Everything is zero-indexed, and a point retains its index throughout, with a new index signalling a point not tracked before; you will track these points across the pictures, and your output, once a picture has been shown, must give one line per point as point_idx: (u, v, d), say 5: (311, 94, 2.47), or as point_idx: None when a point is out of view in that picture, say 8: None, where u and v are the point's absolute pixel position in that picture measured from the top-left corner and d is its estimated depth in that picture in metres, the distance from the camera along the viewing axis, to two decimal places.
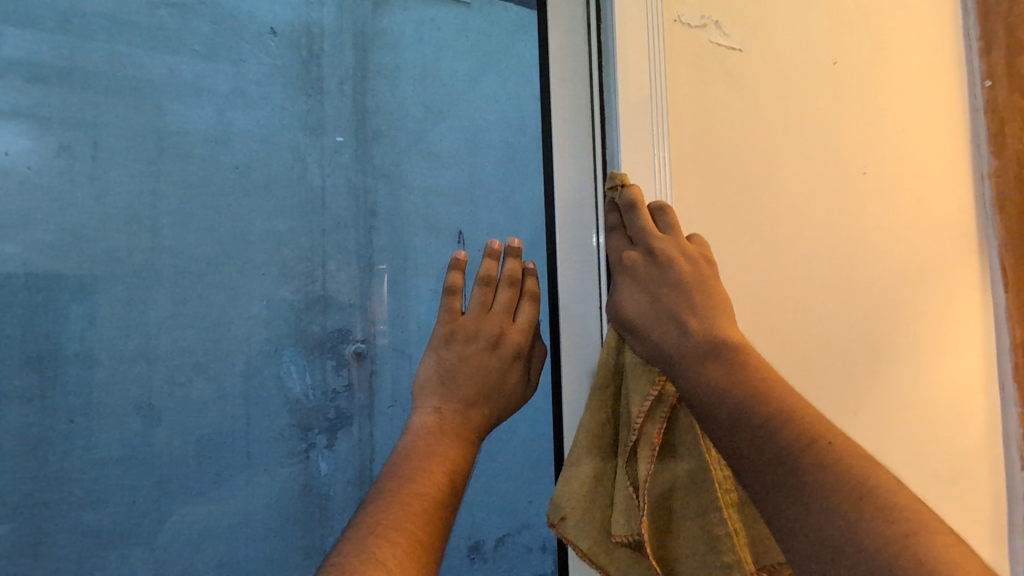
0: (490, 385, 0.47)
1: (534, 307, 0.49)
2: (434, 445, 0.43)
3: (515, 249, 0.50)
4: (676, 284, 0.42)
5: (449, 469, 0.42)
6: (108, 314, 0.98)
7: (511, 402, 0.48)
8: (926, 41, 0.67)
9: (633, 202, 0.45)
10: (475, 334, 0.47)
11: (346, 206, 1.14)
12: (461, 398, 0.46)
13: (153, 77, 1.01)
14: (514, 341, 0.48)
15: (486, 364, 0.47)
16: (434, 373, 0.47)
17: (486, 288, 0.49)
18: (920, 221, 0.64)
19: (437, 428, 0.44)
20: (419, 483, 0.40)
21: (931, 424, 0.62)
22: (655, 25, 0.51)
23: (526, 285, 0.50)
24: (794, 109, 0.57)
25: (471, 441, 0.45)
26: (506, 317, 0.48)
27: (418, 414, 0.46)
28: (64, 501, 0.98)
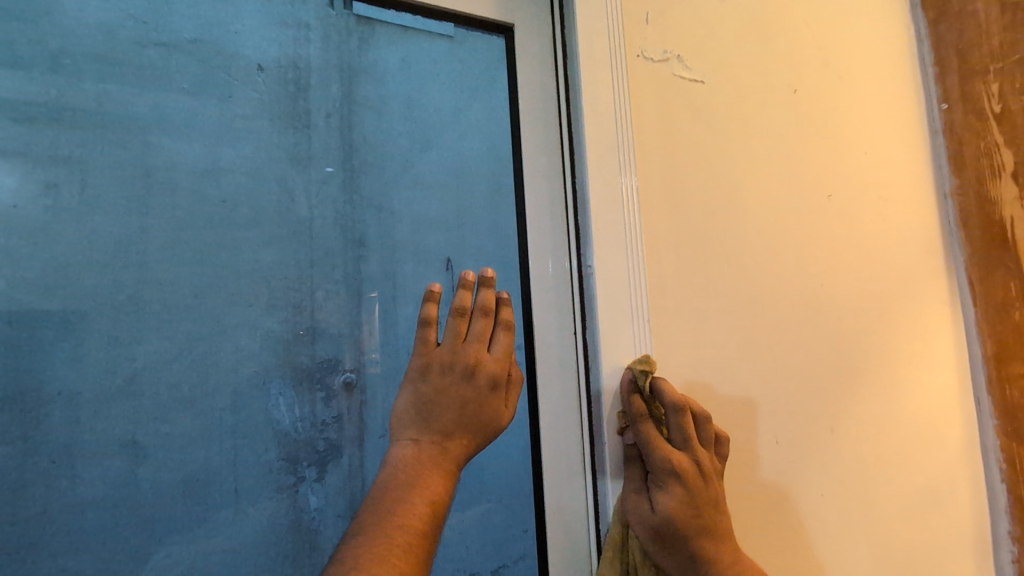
0: (467, 414, 0.50)
1: (507, 336, 0.53)
2: (415, 479, 0.47)
3: (488, 279, 0.53)
4: (710, 494, 0.48)
5: (430, 502, 0.46)
6: (94, 350, 0.96)
7: (488, 431, 0.51)
8: (880, 69, 0.71)
9: (676, 404, 0.48)
10: (450, 365, 0.51)
11: (334, 236, 1.16)
12: (439, 429, 0.49)
13: (141, 115, 1.03)
14: (489, 370, 0.52)
15: (462, 394, 0.50)
16: (411, 405, 0.50)
17: (461, 320, 0.52)
18: (887, 240, 0.66)
19: (418, 459, 0.48)
20: (403, 515, 0.44)
21: (909, 443, 0.63)
22: (618, 59, 0.53)
23: (500, 314, 0.54)
24: (759, 137, 0.60)
25: (451, 472, 0.49)
26: (480, 347, 0.52)
27: (397, 447, 0.49)
28: (42, 548, 0.93)
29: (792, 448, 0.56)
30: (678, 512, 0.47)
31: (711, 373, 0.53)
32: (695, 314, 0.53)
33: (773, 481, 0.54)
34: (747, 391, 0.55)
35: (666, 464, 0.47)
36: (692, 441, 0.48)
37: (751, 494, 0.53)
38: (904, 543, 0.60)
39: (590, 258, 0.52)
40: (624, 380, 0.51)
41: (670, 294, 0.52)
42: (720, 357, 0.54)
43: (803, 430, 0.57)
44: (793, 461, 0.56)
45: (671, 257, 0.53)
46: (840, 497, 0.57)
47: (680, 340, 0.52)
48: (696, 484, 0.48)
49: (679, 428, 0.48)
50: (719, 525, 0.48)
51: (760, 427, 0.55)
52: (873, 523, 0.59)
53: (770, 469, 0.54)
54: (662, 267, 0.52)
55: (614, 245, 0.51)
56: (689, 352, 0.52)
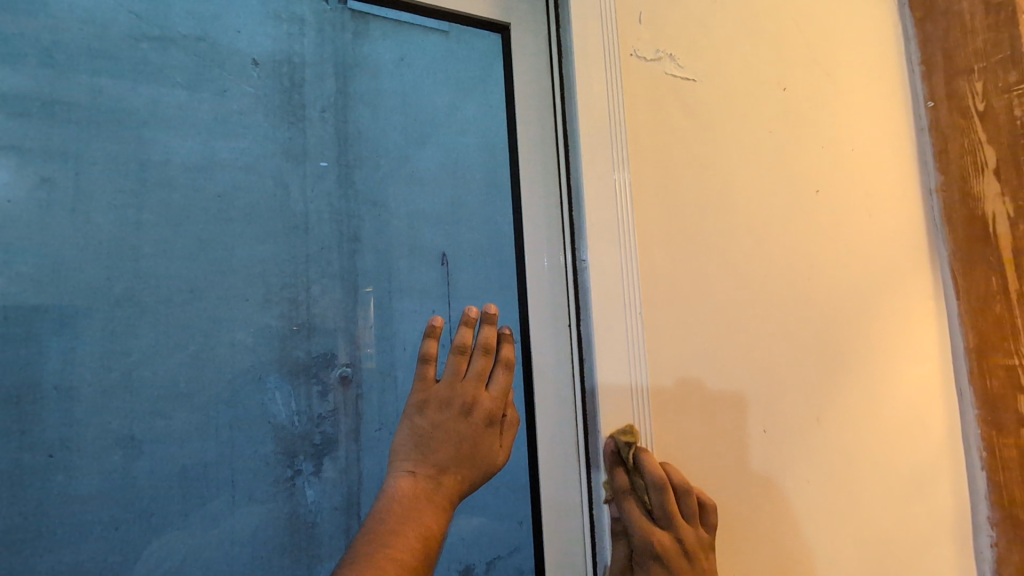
0: (463, 450, 0.52)
1: (505, 375, 0.55)
2: (410, 511, 0.47)
3: (491, 315, 0.54)
4: (694, 572, 0.48)
5: (424, 535, 0.46)
6: (89, 345, 0.96)
7: (482, 469, 0.52)
8: (869, 68, 0.72)
9: (658, 485, 0.47)
10: (448, 401, 0.52)
11: (329, 231, 1.17)
12: (435, 463, 0.50)
13: (135, 109, 1.02)
14: (486, 407, 0.53)
15: (458, 430, 0.52)
16: (409, 439, 0.52)
17: (461, 356, 0.54)
18: (874, 234, 0.68)
19: (414, 493, 0.49)
20: (396, 547, 0.44)
21: (893, 431, 0.65)
22: (611, 58, 0.54)
23: (500, 353, 0.55)
24: (749, 134, 0.61)
25: (444, 508, 0.49)
26: (477, 384, 0.53)
27: (394, 478, 0.50)
28: (40, 540, 0.94)
29: (778, 437, 0.57)
30: None
31: (702, 364, 0.55)
32: (687, 307, 0.55)
33: (761, 470, 0.56)
34: (737, 381, 0.56)
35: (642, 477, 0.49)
36: (675, 519, 0.48)
37: (739, 483, 0.54)
38: (887, 528, 0.62)
39: (583, 252, 0.53)
40: (607, 448, 0.50)
41: (662, 287, 0.53)
42: (711, 348, 0.55)
43: (791, 419, 0.59)
44: (780, 450, 0.57)
45: (663, 252, 0.54)
46: (825, 485, 0.59)
47: (671, 331, 0.53)
48: (679, 561, 0.48)
49: (661, 508, 0.48)
50: None
51: (749, 415, 0.56)
52: (858, 510, 0.60)
53: (759, 459, 0.56)
54: (654, 260, 0.53)
55: (608, 240, 0.52)
56: (680, 342, 0.54)
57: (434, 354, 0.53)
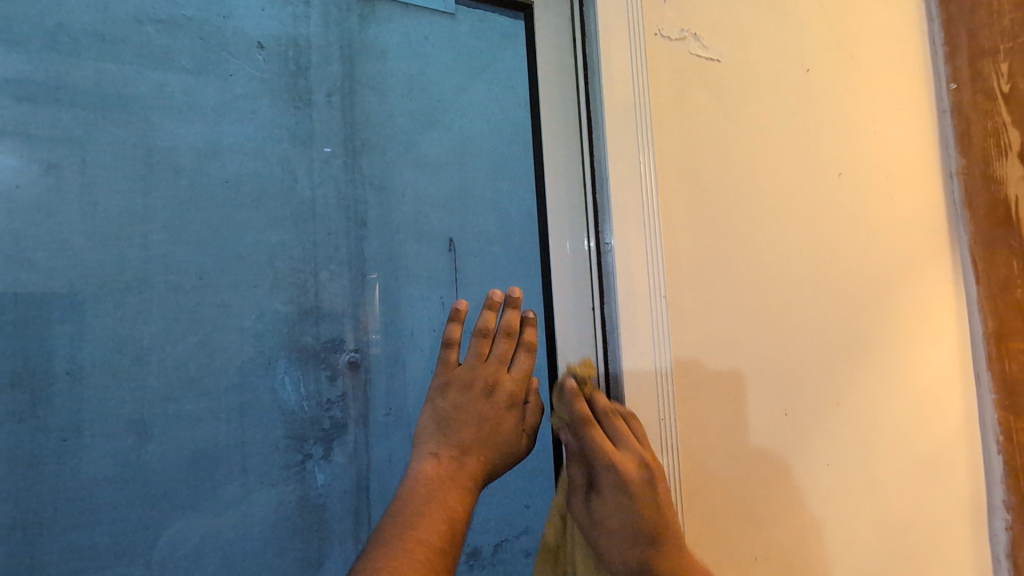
0: (486, 434, 0.47)
1: (531, 357, 0.49)
2: (434, 496, 0.42)
3: (515, 299, 0.50)
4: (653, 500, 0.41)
5: (449, 523, 0.41)
6: (97, 331, 0.97)
7: (505, 455, 0.47)
8: (892, 48, 0.71)
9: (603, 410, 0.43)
10: (470, 384, 0.48)
11: (337, 217, 1.16)
12: (458, 444, 0.46)
13: (141, 94, 1.01)
14: (509, 389, 0.48)
15: (482, 412, 0.47)
16: (431, 422, 0.47)
17: (484, 339, 0.48)
18: (894, 217, 0.67)
19: (435, 476, 0.44)
20: (422, 534, 0.40)
21: (910, 413, 0.65)
22: (636, 38, 0.53)
23: (525, 334, 0.50)
24: (772, 116, 0.60)
25: (470, 494, 0.44)
26: (500, 366, 0.48)
27: (417, 462, 0.46)
28: (56, 521, 0.96)
29: (798, 420, 0.58)
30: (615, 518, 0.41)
31: (725, 347, 0.55)
32: (710, 291, 0.55)
33: (778, 450, 0.56)
34: (757, 365, 0.56)
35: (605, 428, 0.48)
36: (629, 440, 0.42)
37: (755, 466, 0.54)
38: (902, 512, 0.62)
39: (608, 236, 0.52)
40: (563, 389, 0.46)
41: (685, 271, 0.53)
42: (732, 331, 0.55)
43: (811, 402, 0.59)
44: (798, 433, 0.57)
45: (687, 236, 0.54)
46: (844, 468, 0.59)
47: (693, 315, 0.53)
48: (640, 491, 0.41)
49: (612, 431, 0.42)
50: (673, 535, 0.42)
51: (768, 399, 0.56)
52: (874, 493, 0.61)
53: (776, 439, 0.56)
54: (679, 245, 0.53)
55: (633, 225, 0.51)
56: (702, 326, 0.54)
57: (456, 337, 0.49)
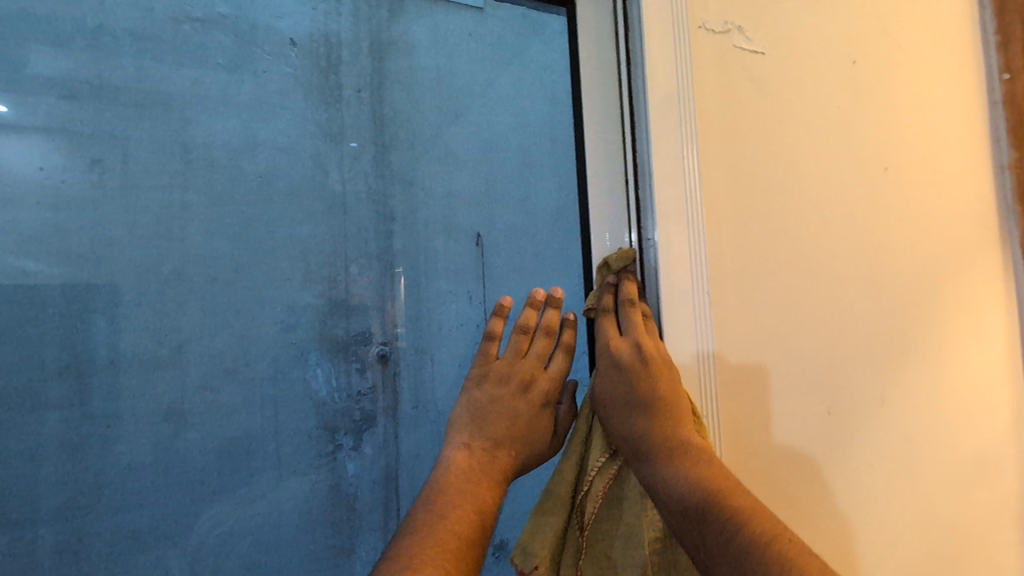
0: (520, 427, 0.47)
1: (566, 359, 0.51)
2: (466, 484, 0.43)
3: (555, 299, 0.51)
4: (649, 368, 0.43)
5: (478, 509, 0.42)
6: (137, 322, 1.00)
7: (536, 451, 0.48)
8: (942, 37, 0.68)
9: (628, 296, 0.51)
10: (507, 377, 0.49)
11: (367, 212, 1.18)
12: (491, 436, 0.46)
13: (179, 91, 1.04)
14: (543, 387, 0.49)
15: (515, 406, 0.48)
16: (466, 412, 0.48)
17: (523, 336, 0.50)
18: (942, 211, 0.66)
19: (468, 466, 0.44)
20: (453, 518, 0.40)
21: (956, 414, 0.63)
22: (680, 31, 0.53)
23: (562, 337, 0.52)
24: (817, 108, 0.59)
25: (500, 483, 0.45)
26: (538, 364, 0.49)
27: (449, 450, 0.46)
28: (101, 505, 0.99)
29: (841, 419, 0.57)
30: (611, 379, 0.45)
31: (766, 344, 0.54)
32: (752, 286, 0.54)
33: (819, 449, 0.55)
34: (798, 362, 0.55)
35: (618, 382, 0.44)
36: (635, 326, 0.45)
37: (794, 464, 0.54)
38: (945, 515, 0.61)
39: (650, 231, 0.52)
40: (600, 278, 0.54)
41: (728, 266, 0.53)
42: (773, 327, 0.55)
43: (853, 400, 0.58)
44: (840, 432, 0.57)
45: (729, 231, 0.53)
46: (886, 468, 0.58)
47: (736, 311, 0.53)
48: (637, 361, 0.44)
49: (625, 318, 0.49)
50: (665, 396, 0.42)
51: (810, 396, 0.56)
52: (916, 494, 0.59)
53: (817, 438, 0.55)
54: (721, 240, 0.53)
55: (676, 219, 0.51)
56: (744, 322, 0.53)
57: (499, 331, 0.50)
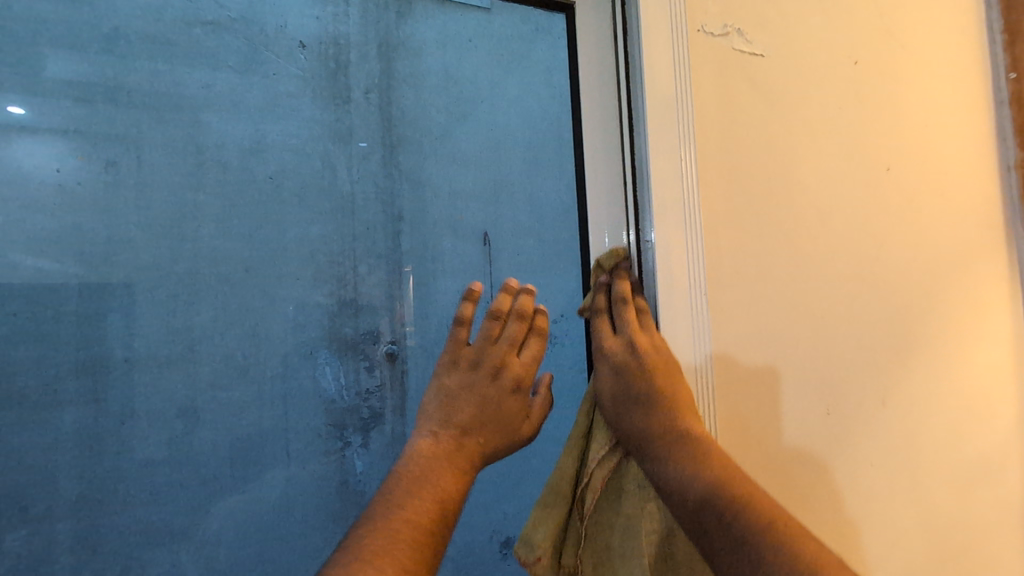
0: (489, 416, 0.43)
1: (541, 344, 0.47)
2: (427, 474, 0.39)
3: (528, 287, 0.47)
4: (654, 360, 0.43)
5: (439, 500, 0.38)
6: (150, 321, 1.02)
7: (505, 440, 0.44)
8: (947, 38, 0.68)
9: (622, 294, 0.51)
10: (475, 364, 0.45)
11: (375, 212, 1.20)
12: (457, 425, 0.43)
13: (191, 94, 1.06)
14: (517, 372, 0.45)
15: (484, 394, 0.44)
16: (434, 400, 0.45)
17: (495, 321, 0.46)
18: (946, 213, 0.65)
19: (430, 458, 0.40)
20: (411, 511, 0.36)
21: (959, 416, 0.63)
22: (679, 34, 0.53)
23: (536, 320, 0.47)
24: (816, 110, 0.59)
25: (465, 474, 0.41)
26: (510, 349, 0.45)
27: (413, 441, 0.43)
28: (116, 500, 1.01)
29: (842, 421, 0.57)
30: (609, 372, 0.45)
31: (765, 346, 0.54)
32: (750, 288, 0.54)
33: (820, 451, 0.55)
34: (798, 364, 0.56)
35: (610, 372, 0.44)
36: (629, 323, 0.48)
37: (794, 466, 0.54)
38: (948, 517, 0.61)
39: (648, 231, 0.53)
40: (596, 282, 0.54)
41: (726, 269, 0.53)
42: (772, 331, 0.55)
43: (854, 403, 0.58)
44: (841, 434, 0.57)
45: (728, 234, 0.53)
46: (888, 471, 0.58)
47: (734, 315, 0.53)
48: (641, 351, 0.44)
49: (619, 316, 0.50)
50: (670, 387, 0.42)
51: (812, 399, 0.56)
52: (919, 496, 0.59)
53: (819, 440, 0.55)
54: (720, 244, 0.53)
55: (674, 222, 0.51)
56: (742, 325, 0.54)
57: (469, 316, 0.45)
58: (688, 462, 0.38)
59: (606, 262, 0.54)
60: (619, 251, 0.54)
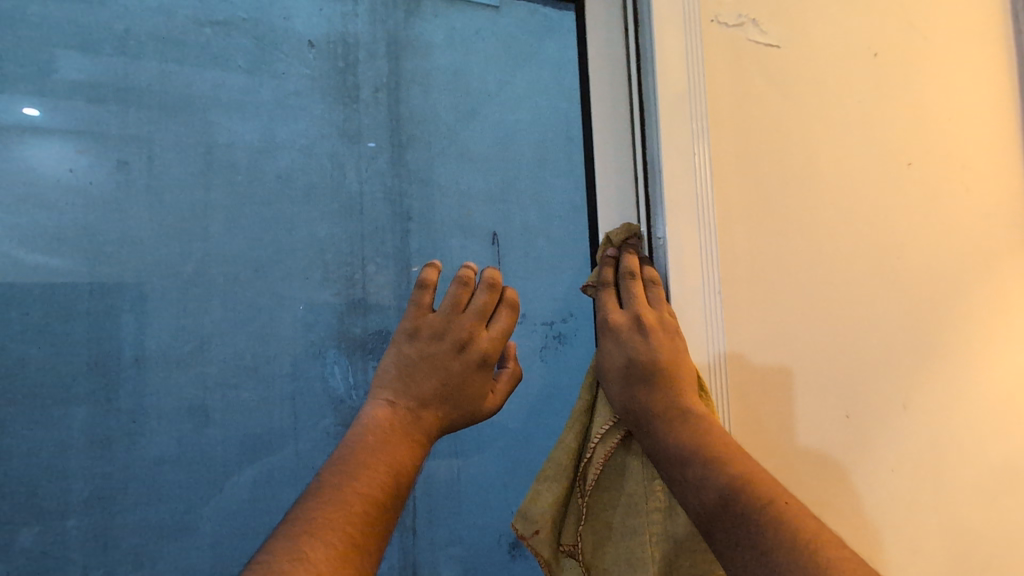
0: (448, 389, 0.52)
1: (511, 317, 0.55)
2: (382, 441, 0.47)
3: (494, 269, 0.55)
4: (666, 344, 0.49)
5: (393, 469, 0.46)
6: (160, 320, 1.01)
7: (467, 411, 0.53)
8: (971, 27, 0.66)
9: (631, 269, 0.52)
10: (441, 333, 0.53)
11: (383, 211, 1.19)
12: (416, 396, 0.51)
13: (201, 93, 1.06)
14: (482, 347, 0.53)
15: (447, 366, 0.52)
16: (394, 368, 0.53)
17: (464, 289, 0.54)
18: (970, 209, 0.63)
19: (385, 422, 0.49)
20: (361, 484, 0.43)
21: (985, 420, 0.61)
22: (693, 26, 0.53)
23: (505, 294, 0.56)
24: (833, 104, 0.58)
25: (419, 443, 0.49)
26: (477, 322, 0.53)
27: (371, 408, 0.51)
28: (126, 498, 1.01)
29: (861, 422, 0.56)
30: (612, 354, 0.51)
31: (783, 345, 0.54)
32: (767, 284, 0.54)
33: (839, 452, 0.55)
34: (815, 362, 0.55)
35: (618, 352, 0.50)
36: (638, 298, 0.51)
37: (809, 464, 0.54)
38: (973, 524, 0.59)
39: (660, 229, 0.54)
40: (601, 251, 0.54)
41: (740, 266, 0.53)
42: (789, 331, 0.55)
43: (874, 403, 0.57)
44: (860, 436, 0.56)
45: (743, 229, 0.54)
46: (910, 474, 0.57)
47: (749, 312, 0.54)
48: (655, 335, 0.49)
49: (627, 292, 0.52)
50: (672, 368, 0.49)
51: (827, 399, 0.55)
52: (943, 502, 0.58)
53: (837, 441, 0.55)
54: (735, 238, 0.53)
55: (688, 218, 0.52)
56: (758, 322, 0.54)
57: (433, 281, 0.53)
58: (689, 442, 0.45)
59: (610, 236, 0.55)
60: (628, 228, 0.55)
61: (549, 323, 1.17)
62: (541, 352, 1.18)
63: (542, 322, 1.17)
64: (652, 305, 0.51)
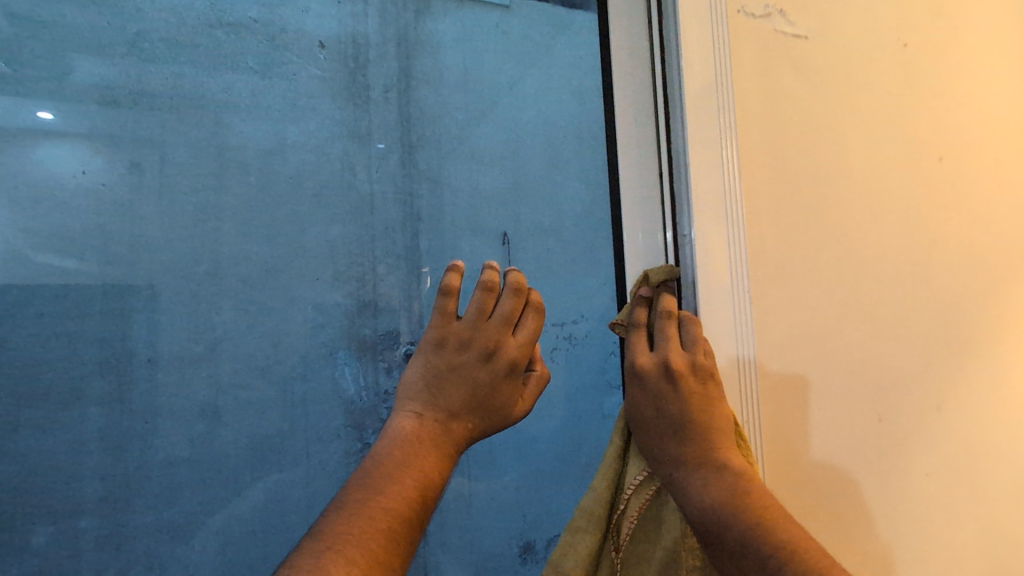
0: (476, 398, 0.50)
1: (538, 320, 0.52)
2: (410, 453, 0.45)
3: (517, 271, 0.52)
4: (699, 394, 0.48)
5: (421, 484, 0.44)
6: (172, 321, 1.01)
7: (497, 419, 0.51)
8: (1001, 15, 0.64)
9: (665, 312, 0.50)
10: (468, 343, 0.50)
11: (393, 211, 1.18)
12: (445, 408, 0.49)
13: (213, 95, 1.07)
14: (510, 354, 0.51)
15: (475, 376, 0.50)
16: (421, 378, 0.50)
17: (488, 294, 0.51)
18: (1003, 203, 0.61)
19: (413, 433, 0.47)
20: (388, 496, 0.41)
21: (1016, 421, 0.60)
22: (719, 18, 0.52)
23: (531, 296, 0.53)
24: (862, 99, 0.57)
25: (448, 454, 0.47)
26: (503, 328, 0.50)
27: (398, 419, 0.49)
28: (137, 499, 1.01)
29: (892, 426, 0.55)
30: (640, 400, 0.49)
31: (813, 346, 0.53)
32: (796, 283, 0.53)
33: (869, 456, 0.54)
34: (844, 364, 0.54)
35: (647, 400, 0.49)
36: (670, 339, 0.49)
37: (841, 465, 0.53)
38: (1003, 527, 0.58)
39: (687, 226, 0.52)
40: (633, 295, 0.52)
41: (770, 264, 0.52)
42: (819, 333, 0.53)
43: (905, 406, 0.56)
44: (891, 440, 0.55)
45: (771, 226, 0.52)
46: (941, 477, 0.56)
47: (779, 311, 0.52)
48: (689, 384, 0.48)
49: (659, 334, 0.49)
50: (706, 419, 0.48)
51: (857, 403, 0.54)
52: (974, 506, 0.57)
53: (867, 445, 0.54)
54: (763, 236, 0.52)
55: (715, 214, 0.51)
56: (788, 323, 0.52)
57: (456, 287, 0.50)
58: (721, 496, 0.44)
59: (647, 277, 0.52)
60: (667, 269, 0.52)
61: (561, 325, 1.12)
62: (552, 352, 1.13)
63: (552, 322, 1.12)
64: (686, 347, 0.49)
